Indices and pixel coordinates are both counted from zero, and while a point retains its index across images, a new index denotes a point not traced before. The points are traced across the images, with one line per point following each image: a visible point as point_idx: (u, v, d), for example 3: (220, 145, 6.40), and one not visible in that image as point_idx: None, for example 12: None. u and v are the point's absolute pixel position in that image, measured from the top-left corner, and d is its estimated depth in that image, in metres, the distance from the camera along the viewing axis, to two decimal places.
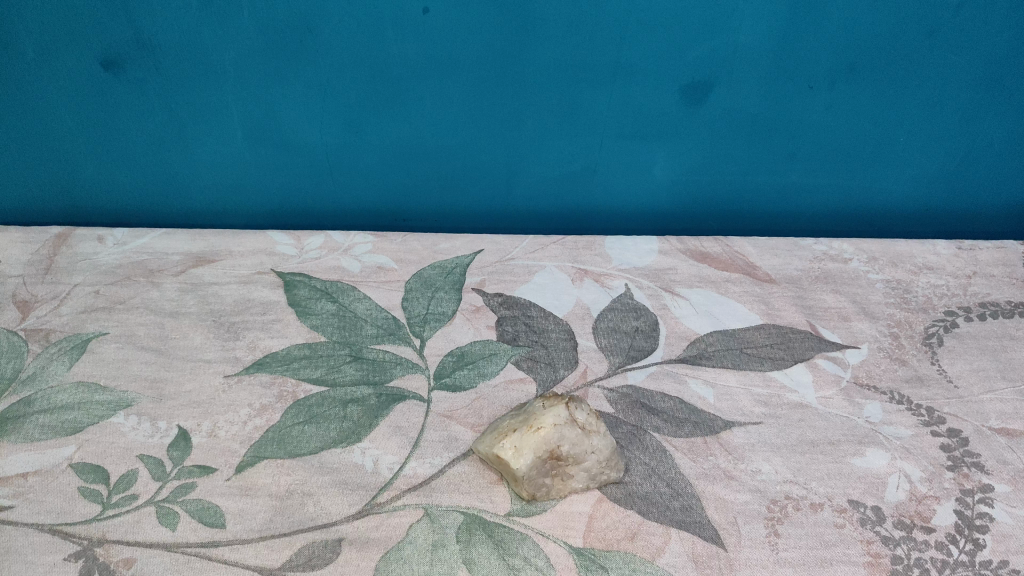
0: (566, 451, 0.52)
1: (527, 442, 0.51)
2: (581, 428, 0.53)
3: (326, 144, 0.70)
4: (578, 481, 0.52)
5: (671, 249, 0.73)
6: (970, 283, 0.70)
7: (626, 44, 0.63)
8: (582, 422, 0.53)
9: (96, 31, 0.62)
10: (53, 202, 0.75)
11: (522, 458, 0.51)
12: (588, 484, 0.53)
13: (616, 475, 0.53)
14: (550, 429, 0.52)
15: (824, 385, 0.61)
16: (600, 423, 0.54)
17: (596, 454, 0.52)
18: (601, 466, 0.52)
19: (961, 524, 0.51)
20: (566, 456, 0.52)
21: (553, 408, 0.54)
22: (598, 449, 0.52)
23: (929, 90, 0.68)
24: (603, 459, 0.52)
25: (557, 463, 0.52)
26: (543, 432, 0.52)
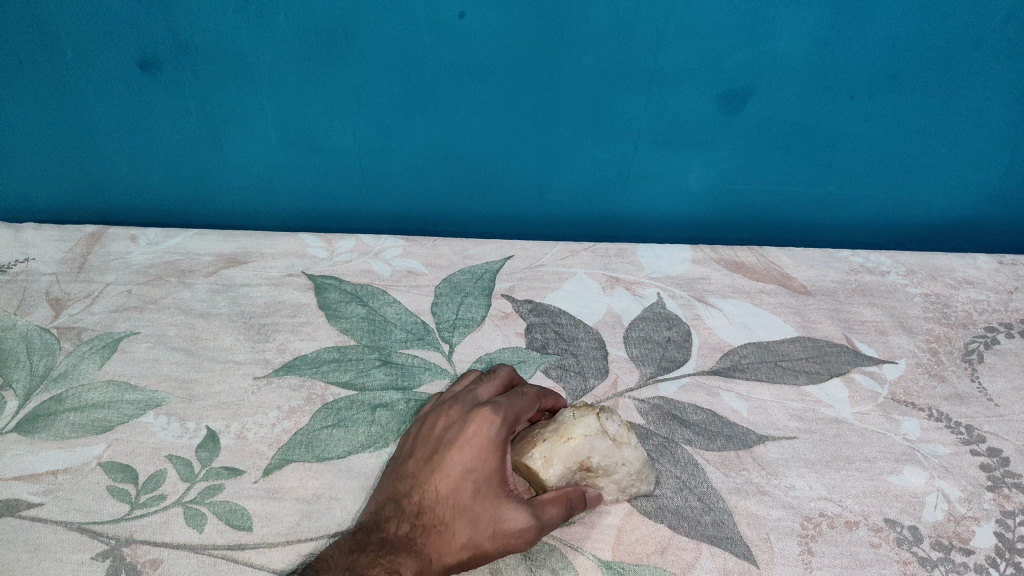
0: (596, 463, 0.51)
1: (557, 454, 0.51)
2: (612, 439, 0.52)
3: (358, 146, 0.70)
4: (607, 493, 0.52)
5: (704, 257, 0.72)
6: (1012, 298, 0.69)
7: (663, 51, 0.62)
8: (612, 433, 0.52)
9: (134, 33, 0.62)
10: (89, 199, 0.76)
11: (551, 471, 0.50)
12: (618, 496, 0.52)
13: (646, 488, 0.52)
14: (578, 440, 0.51)
15: (860, 401, 0.59)
16: (631, 434, 0.53)
17: (627, 467, 0.51)
18: (631, 478, 0.51)
19: (1001, 547, 0.50)
20: (596, 467, 0.51)
21: (583, 417, 0.52)
22: (629, 462, 0.51)
23: (975, 100, 0.65)
24: (633, 472, 0.51)
25: (586, 473, 0.51)
26: (574, 443, 0.51)
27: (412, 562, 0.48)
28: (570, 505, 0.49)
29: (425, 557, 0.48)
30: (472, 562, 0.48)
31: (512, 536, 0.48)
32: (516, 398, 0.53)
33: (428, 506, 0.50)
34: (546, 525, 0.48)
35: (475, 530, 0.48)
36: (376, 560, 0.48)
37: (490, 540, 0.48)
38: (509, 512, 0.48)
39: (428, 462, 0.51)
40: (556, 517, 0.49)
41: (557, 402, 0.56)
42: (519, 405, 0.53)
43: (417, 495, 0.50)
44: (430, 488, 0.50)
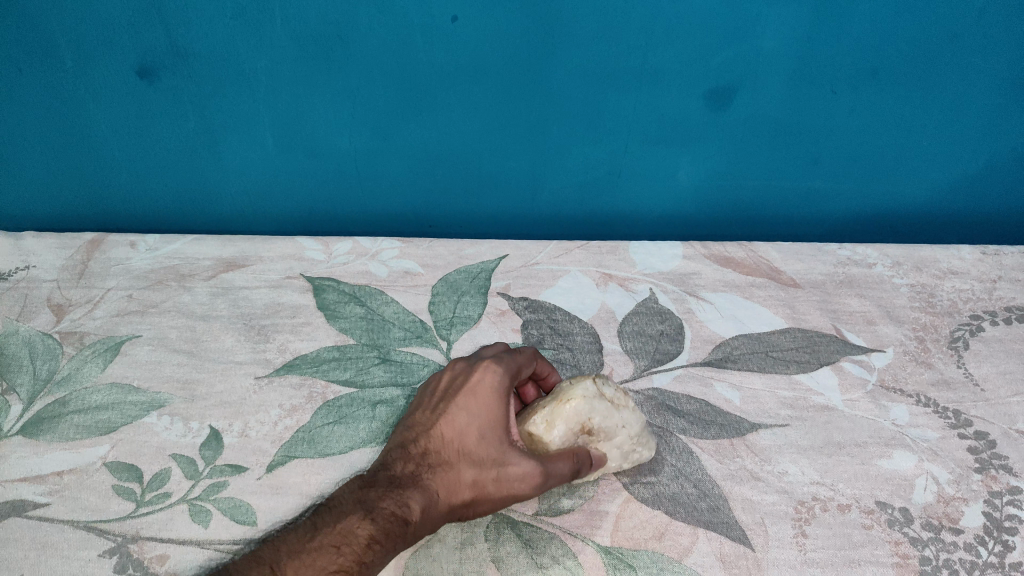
0: (595, 423, 0.52)
1: (558, 415, 0.52)
2: (609, 401, 0.53)
3: (355, 149, 0.71)
4: (611, 459, 0.53)
5: (695, 253, 0.74)
6: (996, 287, 0.70)
7: (651, 50, 0.64)
8: (610, 396, 0.54)
9: (133, 41, 0.64)
10: (89, 208, 0.77)
11: (553, 431, 0.52)
12: (622, 464, 0.53)
13: (647, 455, 0.54)
14: (578, 402, 0.53)
15: (850, 388, 0.61)
16: (627, 399, 0.55)
17: (627, 429, 0.52)
18: (633, 442, 0.53)
19: (990, 526, 0.51)
20: (598, 430, 0.52)
21: (581, 383, 0.54)
22: (627, 422, 0.53)
23: (954, 93, 0.67)
24: (634, 434, 0.53)
25: (589, 437, 0.53)
26: (574, 404, 0.53)
27: (418, 498, 0.48)
28: (574, 457, 0.51)
29: (432, 493, 0.49)
30: (477, 505, 0.50)
31: (517, 480, 0.49)
32: (519, 354, 0.55)
33: (433, 448, 0.51)
34: (550, 474, 0.50)
35: (481, 474, 0.49)
36: (386, 494, 0.48)
37: (494, 484, 0.49)
38: (514, 460, 0.50)
39: (433, 410, 0.53)
40: (562, 470, 0.50)
41: (551, 372, 0.58)
42: (521, 360, 0.55)
43: (423, 439, 0.51)
44: (435, 433, 0.51)
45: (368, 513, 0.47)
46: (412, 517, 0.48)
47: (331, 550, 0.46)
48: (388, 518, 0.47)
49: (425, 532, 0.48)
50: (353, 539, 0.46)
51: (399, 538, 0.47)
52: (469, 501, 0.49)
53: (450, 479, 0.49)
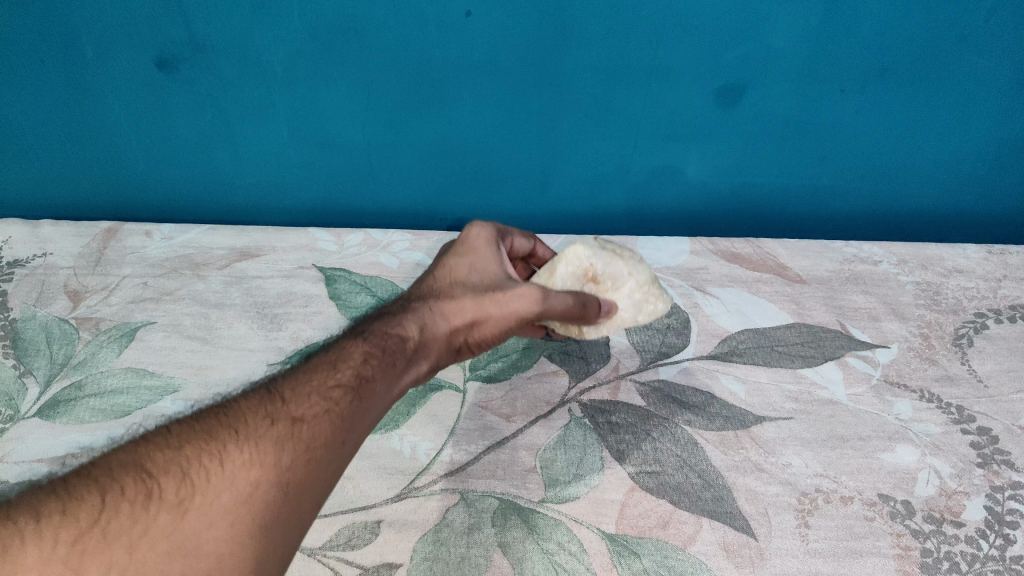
0: (603, 272, 0.62)
1: (559, 262, 0.62)
2: (609, 253, 0.63)
3: (368, 142, 0.73)
4: (625, 309, 0.62)
5: (702, 249, 0.76)
6: (1001, 285, 0.71)
7: (661, 47, 0.64)
8: (610, 250, 0.64)
9: (152, 34, 0.65)
10: (106, 195, 0.79)
11: (563, 277, 0.61)
12: (637, 313, 0.62)
13: (662, 305, 0.63)
14: (586, 256, 0.62)
15: (854, 383, 0.61)
16: (629, 254, 0.64)
17: (631, 277, 0.62)
18: (641, 290, 0.62)
19: (991, 520, 0.51)
20: (601, 276, 0.62)
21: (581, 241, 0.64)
22: (632, 271, 0.62)
23: (961, 93, 0.68)
24: (640, 284, 0.62)
25: (595, 284, 0.62)
26: (574, 251, 0.62)
27: (410, 314, 0.53)
28: (575, 293, 0.56)
29: (426, 312, 0.53)
30: (480, 328, 0.55)
31: (517, 299, 0.54)
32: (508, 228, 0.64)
33: (428, 288, 0.57)
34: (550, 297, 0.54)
35: (479, 298, 0.55)
36: (379, 320, 0.53)
37: (496, 300, 0.54)
38: (510, 284, 0.56)
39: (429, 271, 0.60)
40: (561, 304, 0.55)
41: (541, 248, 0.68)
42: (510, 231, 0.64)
43: (419, 288, 0.58)
44: (431, 279, 0.58)
45: (366, 341, 0.50)
46: (413, 333, 0.52)
47: (327, 379, 0.46)
48: (389, 340, 0.50)
49: (427, 351, 0.52)
50: (346, 370, 0.47)
51: (400, 356, 0.50)
52: (472, 320, 0.54)
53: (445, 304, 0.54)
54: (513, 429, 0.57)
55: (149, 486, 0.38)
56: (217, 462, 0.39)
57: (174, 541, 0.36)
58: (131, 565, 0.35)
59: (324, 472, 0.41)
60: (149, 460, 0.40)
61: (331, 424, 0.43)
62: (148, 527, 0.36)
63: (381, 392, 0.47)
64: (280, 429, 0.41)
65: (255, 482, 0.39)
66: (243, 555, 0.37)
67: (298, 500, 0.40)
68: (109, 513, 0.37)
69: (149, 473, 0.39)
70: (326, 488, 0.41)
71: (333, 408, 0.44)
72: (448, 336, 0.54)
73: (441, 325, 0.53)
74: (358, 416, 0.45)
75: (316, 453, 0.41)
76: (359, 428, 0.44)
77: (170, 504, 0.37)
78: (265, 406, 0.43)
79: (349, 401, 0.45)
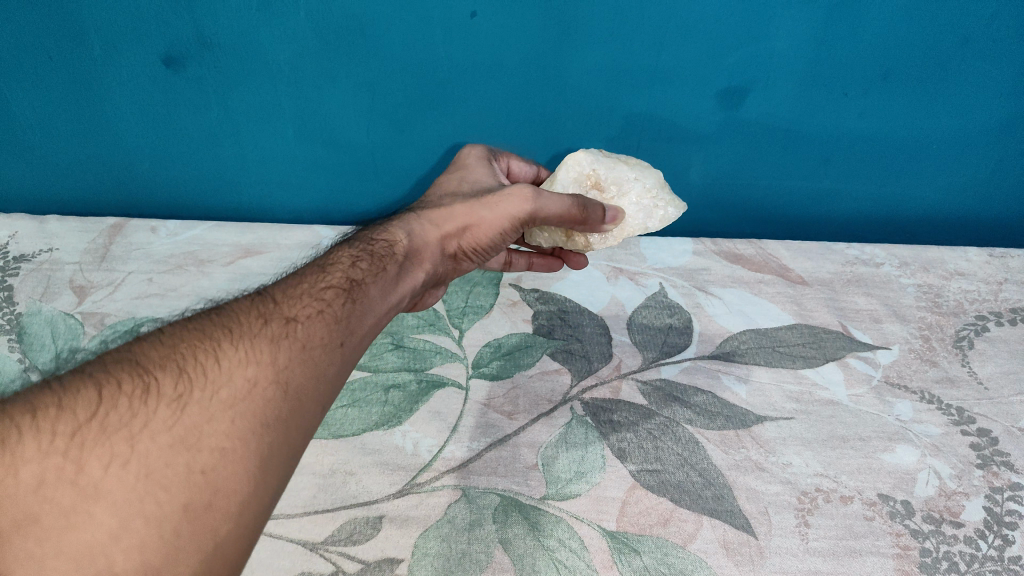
0: (606, 178, 0.62)
1: (562, 168, 0.63)
2: (614, 160, 0.64)
3: (373, 141, 0.73)
4: (631, 215, 0.63)
5: (705, 250, 0.77)
6: (1002, 289, 0.71)
7: (665, 49, 0.65)
8: (618, 159, 0.64)
9: (161, 31, 0.65)
10: (112, 192, 0.79)
11: (566, 184, 0.62)
12: (646, 221, 0.63)
13: (673, 211, 0.63)
14: (590, 163, 0.63)
15: (855, 383, 0.62)
16: (636, 161, 0.65)
17: (637, 180, 0.63)
18: (647, 194, 0.63)
19: (990, 520, 0.51)
20: (606, 182, 0.62)
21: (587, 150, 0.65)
22: (638, 176, 0.63)
23: (963, 97, 0.68)
24: (647, 187, 0.63)
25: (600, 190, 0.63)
26: (578, 156, 0.63)
27: (401, 222, 0.57)
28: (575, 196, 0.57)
29: (418, 220, 0.57)
30: (471, 232, 0.57)
31: (510, 201, 0.56)
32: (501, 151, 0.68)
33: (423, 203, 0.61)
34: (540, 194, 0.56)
35: (469, 204, 0.58)
36: (374, 229, 0.56)
37: (486, 204, 0.57)
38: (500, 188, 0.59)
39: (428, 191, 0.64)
40: (551, 205, 0.56)
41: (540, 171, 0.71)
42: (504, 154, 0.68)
43: (416, 204, 0.61)
44: (427, 196, 0.62)
45: (358, 245, 0.53)
46: (401, 238, 0.55)
47: (318, 282, 0.47)
48: (380, 244, 0.54)
49: (420, 253, 0.55)
50: (338, 274, 0.49)
51: (390, 258, 0.53)
52: (461, 224, 0.57)
53: (436, 212, 0.58)
54: (515, 426, 0.58)
55: (147, 380, 0.37)
56: (214, 359, 0.39)
57: (178, 433, 0.35)
58: (135, 457, 0.34)
59: (321, 372, 0.42)
60: (143, 356, 0.39)
61: (323, 324, 0.44)
62: (149, 418, 0.35)
63: (375, 294, 0.49)
64: (275, 329, 0.42)
65: (255, 380, 0.38)
66: (249, 450, 0.36)
67: (298, 398, 0.40)
68: (107, 407, 0.35)
69: (146, 369, 0.38)
70: (325, 387, 0.42)
71: (324, 311, 0.45)
72: (439, 241, 0.57)
73: (431, 229, 0.57)
74: (350, 318, 0.46)
75: (311, 352, 0.42)
76: (353, 331, 0.45)
77: (170, 398, 0.36)
78: (256, 310, 0.43)
79: (339, 303, 0.46)
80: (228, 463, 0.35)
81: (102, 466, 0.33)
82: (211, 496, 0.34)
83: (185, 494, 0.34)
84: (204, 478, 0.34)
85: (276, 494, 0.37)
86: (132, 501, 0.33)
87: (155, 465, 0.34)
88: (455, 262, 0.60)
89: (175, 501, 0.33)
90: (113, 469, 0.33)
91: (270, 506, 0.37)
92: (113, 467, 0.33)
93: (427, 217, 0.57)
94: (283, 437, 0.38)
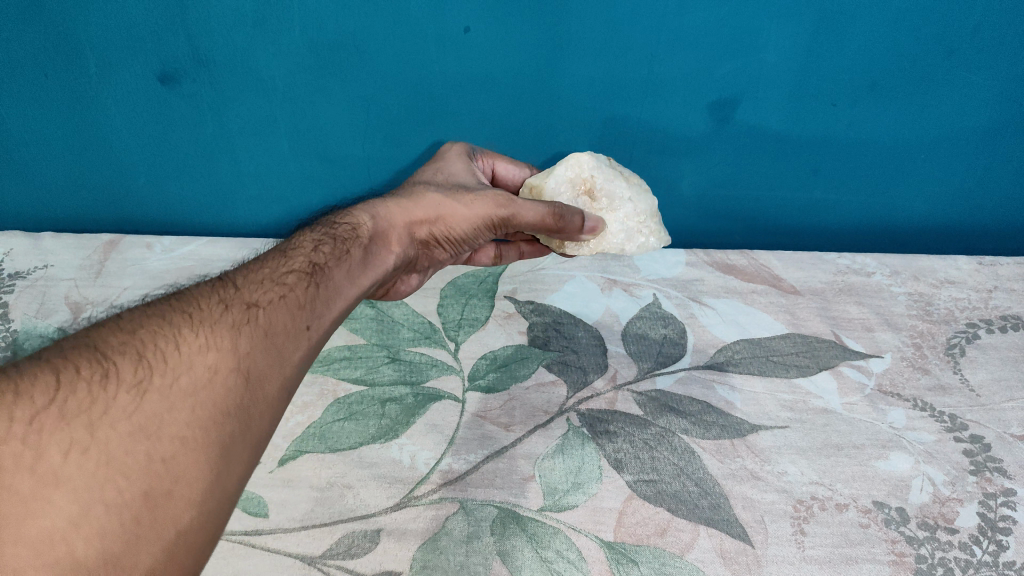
0: (600, 188, 0.64)
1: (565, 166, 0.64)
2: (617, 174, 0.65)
3: (368, 156, 0.74)
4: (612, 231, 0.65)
5: (697, 261, 0.78)
6: (992, 296, 0.72)
7: (656, 62, 0.66)
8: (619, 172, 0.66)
9: (156, 48, 0.66)
10: (106, 209, 0.80)
11: (561, 181, 0.63)
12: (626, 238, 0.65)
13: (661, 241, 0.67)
14: (590, 168, 0.64)
15: (848, 392, 0.62)
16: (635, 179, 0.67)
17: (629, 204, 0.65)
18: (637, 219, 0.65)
19: (984, 526, 0.52)
20: (597, 194, 0.64)
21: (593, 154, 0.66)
22: (632, 198, 0.65)
23: (949, 108, 0.69)
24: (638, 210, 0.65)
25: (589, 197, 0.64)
26: (581, 160, 0.64)
27: (369, 207, 0.57)
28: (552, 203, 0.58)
29: (386, 206, 0.58)
30: (443, 222, 0.59)
31: (485, 201, 0.59)
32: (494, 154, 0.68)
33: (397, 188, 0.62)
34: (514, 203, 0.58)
35: (441, 195, 0.59)
36: (342, 214, 0.57)
37: (462, 199, 0.59)
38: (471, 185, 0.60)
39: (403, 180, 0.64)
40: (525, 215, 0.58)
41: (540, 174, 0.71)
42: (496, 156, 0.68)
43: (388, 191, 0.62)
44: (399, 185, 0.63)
45: (321, 229, 0.54)
46: (365, 221, 0.56)
47: (280, 267, 0.48)
48: (344, 227, 0.54)
49: (386, 236, 0.56)
50: (301, 258, 0.50)
51: (353, 241, 0.53)
52: (433, 213, 0.58)
53: (406, 198, 0.59)
54: (512, 438, 0.58)
55: (106, 366, 0.37)
56: (174, 345, 0.39)
57: (138, 421, 0.35)
58: (96, 445, 0.34)
59: (284, 358, 0.43)
60: (102, 342, 0.38)
61: (286, 310, 0.44)
62: (109, 405, 0.35)
63: (339, 278, 0.50)
64: (237, 315, 0.42)
65: (215, 367, 0.39)
66: (209, 438, 0.37)
67: (261, 384, 0.40)
68: (66, 392, 0.35)
69: (105, 354, 0.38)
70: (288, 372, 0.42)
71: (286, 296, 0.45)
72: (407, 225, 0.58)
73: (403, 215, 0.57)
74: (314, 302, 0.47)
75: (273, 338, 0.42)
76: (317, 315, 0.46)
77: (130, 385, 0.36)
78: (217, 296, 0.44)
79: (303, 287, 0.47)
80: (188, 451, 0.36)
81: (62, 453, 0.33)
82: (172, 484, 0.35)
83: (145, 482, 0.34)
84: (164, 467, 0.35)
85: (240, 479, 0.38)
86: (93, 488, 0.33)
87: (116, 453, 0.34)
88: (427, 249, 0.61)
89: (136, 489, 0.34)
90: (72, 457, 0.33)
91: (234, 492, 0.38)
92: (72, 454, 0.33)
93: (397, 203, 0.58)
94: (246, 424, 0.39)
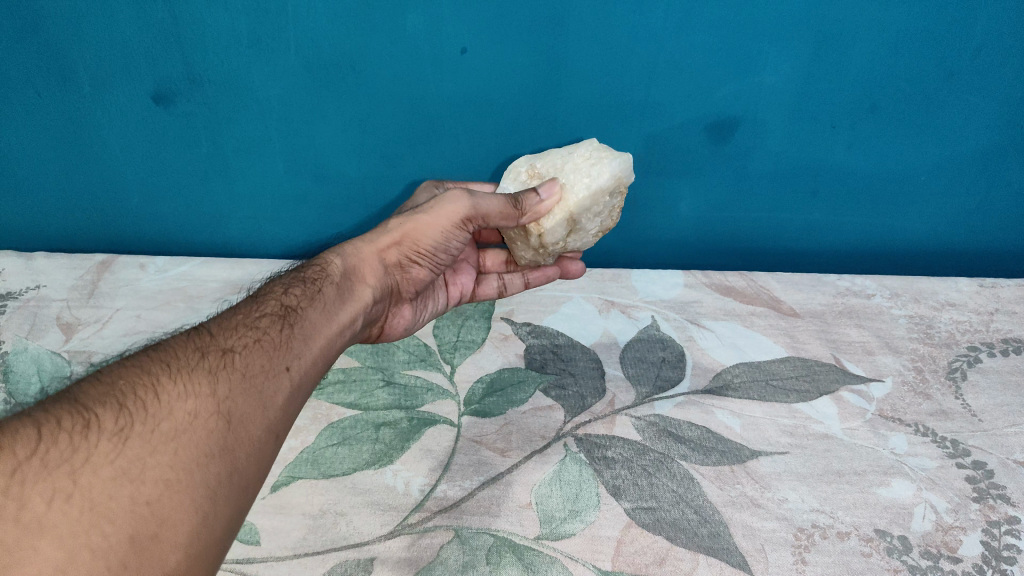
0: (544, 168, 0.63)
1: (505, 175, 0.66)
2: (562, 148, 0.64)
3: (365, 176, 0.73)
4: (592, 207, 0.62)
5: (696, 283, 0.77)
6: (993, 319, 0.71)
7: (653, 84, 0.65)
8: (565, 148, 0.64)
9: (151, 68, 0.66)
10: (99, 229, 0.79)
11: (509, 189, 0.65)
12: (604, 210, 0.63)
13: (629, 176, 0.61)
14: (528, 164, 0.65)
15: (849, 417, 0.61)
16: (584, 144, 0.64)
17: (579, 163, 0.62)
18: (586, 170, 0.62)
19: (988, 555, 0.51)
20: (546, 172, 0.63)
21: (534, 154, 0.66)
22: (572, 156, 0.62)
23: (948, 130, 0.68)
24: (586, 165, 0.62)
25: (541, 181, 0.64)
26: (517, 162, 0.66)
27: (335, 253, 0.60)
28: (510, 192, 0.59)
29: (352, 247, 0.60)
30: (409, 241, 0.60)
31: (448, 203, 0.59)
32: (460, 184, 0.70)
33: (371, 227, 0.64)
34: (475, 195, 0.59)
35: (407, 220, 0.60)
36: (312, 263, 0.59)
37: (426, 209, 0.60)
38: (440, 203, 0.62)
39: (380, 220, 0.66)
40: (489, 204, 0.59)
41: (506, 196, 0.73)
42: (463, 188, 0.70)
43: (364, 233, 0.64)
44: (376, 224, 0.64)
45: (291, 275, 0.56)
46: (334, 261, 0.58)
47: (253, 312, 0.50)
48: (314, 269, 0.57)
49: (356, 270, 0.59)
50: (273, 303, 0.52)
51: (324, 280, 0.56)
52: (400, 236, 0.60)
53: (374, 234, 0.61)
54: (508, 464, 0.57)
55: (87, 417, 0.38)
56: (153, 392, 0.40)
57: (121, 466, 0.36)
58: (78, 491, 0.35)
59: (266, 400, 0.44)
60: (82, 395, 0.39)
61: (262, 352, 0.46)
62: (91, 453, 0.36)
63: (314, 317, 0.52)
64: (212, 361, 0.44)
65: (195, 412, 0.40)
66: (194, 480, 0.38)
67: (243, 427, 0.42)
68: (47, 443, 0.36)
69: (85, 406, 0.39)
70: (271, 413, 0.44)
71: (262, 339, 0.47)
72: (376, 254, 0.60)
73: (368, 249, 0.60)
74: (290, 341, 0.48)
75: (252, 380, 0.44)
76: (295, 353, 0.48)
77: (111, 433, 0.37)
78: (194, 343, 0.45)
79: (277, 329, 0.48)
80: (172, 494, 0.37)
81: (45, 501, 0.34)
82: (158, 526, 0.36)
83: (131, 526, 0.35)
84: (150, 509, 0.36)
85: (228, 521, 0.39)
86: (79, 533, 0.34)
87: (99, 498, 0.35)
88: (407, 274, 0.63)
89: (122, 533, 0.35)
90: (56, 504, 0.34)
91: (222, 533, 0.39)
92: (56, 501, 0.34)
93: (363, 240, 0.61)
94: (229, 466, 0.40)
